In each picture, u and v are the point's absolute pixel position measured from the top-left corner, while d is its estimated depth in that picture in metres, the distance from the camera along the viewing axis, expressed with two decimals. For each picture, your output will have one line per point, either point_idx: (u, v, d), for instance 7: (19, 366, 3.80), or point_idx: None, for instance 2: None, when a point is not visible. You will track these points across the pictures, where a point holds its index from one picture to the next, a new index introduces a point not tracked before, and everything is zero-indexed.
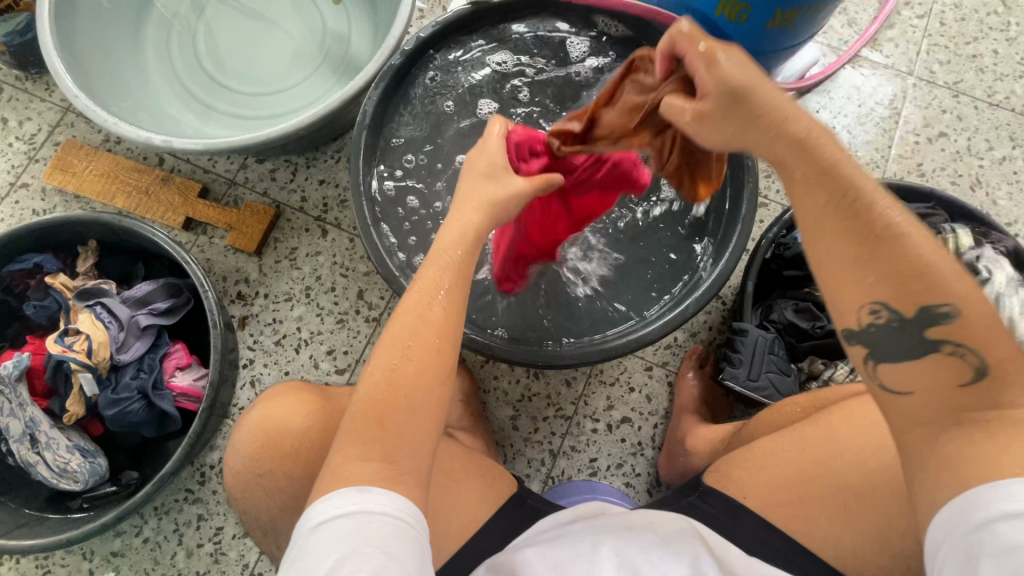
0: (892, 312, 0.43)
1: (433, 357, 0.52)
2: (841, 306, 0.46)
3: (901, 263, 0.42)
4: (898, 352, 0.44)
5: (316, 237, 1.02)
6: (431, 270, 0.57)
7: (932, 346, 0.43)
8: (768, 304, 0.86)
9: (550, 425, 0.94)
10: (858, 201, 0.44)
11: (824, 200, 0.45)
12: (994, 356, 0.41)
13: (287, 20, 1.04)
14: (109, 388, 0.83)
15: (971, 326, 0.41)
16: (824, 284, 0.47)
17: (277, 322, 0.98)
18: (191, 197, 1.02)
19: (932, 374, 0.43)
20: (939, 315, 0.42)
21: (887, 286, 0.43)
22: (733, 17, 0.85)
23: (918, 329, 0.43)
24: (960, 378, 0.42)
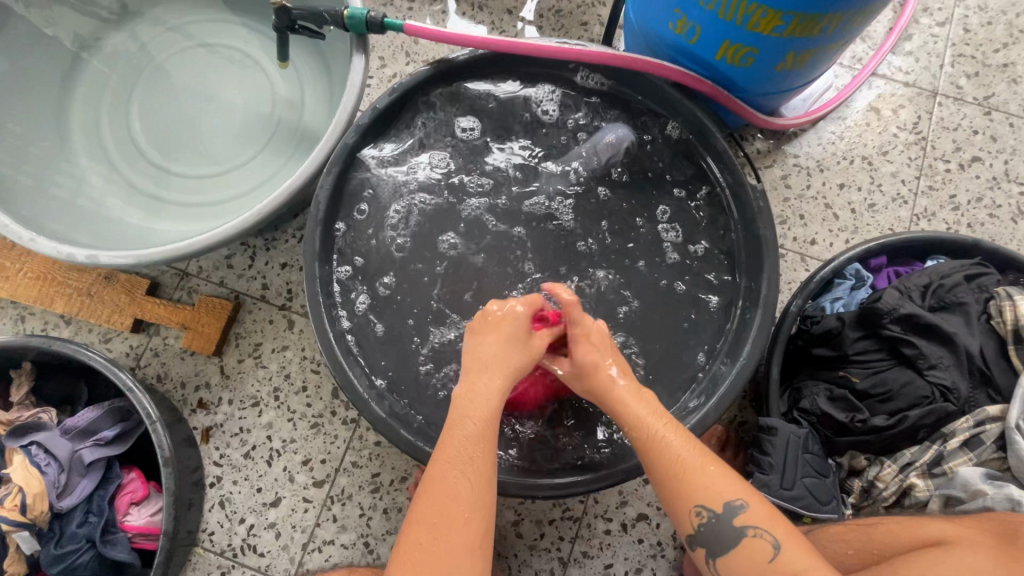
0: (712, 513, 0.56)
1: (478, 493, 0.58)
2: (678, 515, 0.58)
3: (705, 481, 0.57)
4: (721, 546, 0.56)
5: (281, 329, 0.91)
6: (470, 416, 0.62)
7: (740, 536, 0.55)
8: (797, 388, 0.75)
9: (558, 529, 0.84)
10: (678, 462, 0.58)
11: (661, 451, 0.59)
12: (778, 533, 0.54)
13: (233, 90, 0.94)
14: (51, 541, 0.73)
15: (756, 516, 0.55)
16: (665, 484, 0.58)
17: (244, 431, 0.88)
18: (139, 295, 0.91)
19: (751, 554, 0.54)
20: (735, 508, 0.56)
21: (698, 494, 0.56)
22: (734, 61, 0.73)
23: (728, 522, 0.55)
24: (765, 556, 0.54)
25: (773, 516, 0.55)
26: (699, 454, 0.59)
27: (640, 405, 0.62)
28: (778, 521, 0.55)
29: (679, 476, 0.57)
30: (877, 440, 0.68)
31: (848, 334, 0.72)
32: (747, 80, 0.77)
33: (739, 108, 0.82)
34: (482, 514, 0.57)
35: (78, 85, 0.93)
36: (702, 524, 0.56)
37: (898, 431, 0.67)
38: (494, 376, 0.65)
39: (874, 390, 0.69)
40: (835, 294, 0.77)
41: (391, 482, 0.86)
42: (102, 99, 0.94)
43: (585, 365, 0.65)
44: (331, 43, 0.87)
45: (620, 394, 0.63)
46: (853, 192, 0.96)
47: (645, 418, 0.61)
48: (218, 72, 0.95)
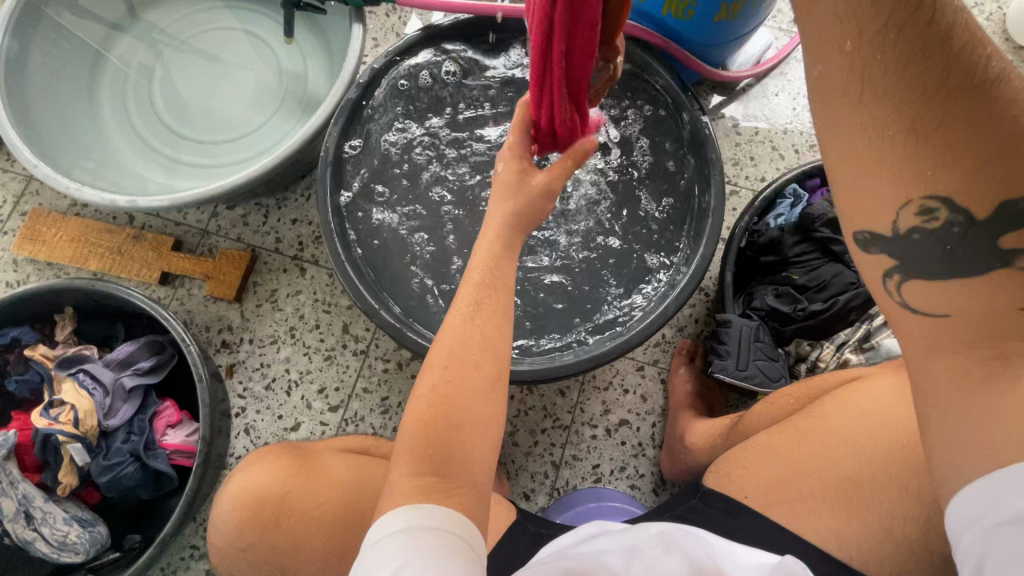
0: (953, 213, 0.36)
1: (472, 372, 0.57)
2: (882, 200, 0.38)
3: (996, 142, 0.34)
4: (939, 264, 0.38)
5: (294, 276, 1.02)
6: (457, 316, 0.60)
7: (997, 247, 0.36)
8: (749, 291, 0.86)
9: (550, 437, 0.94)
10: (980, 105, 0.33)
11: (960, 87, 0.34)
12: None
13: (243, 67, 1.05)
14: (100, 454, 0.82)
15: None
16: (934, 146, 0.35)
17: (265, 366, 0.98)
18: (165, 251, 1.01)
19: (990, 289, 0.36)
20: (1020, 214, 0.35)
21: (968, 175, 0.35)
22: (678, 15, 0.86)
23: (989, 230, 0.36)
24: (1017, 297, 0.36)
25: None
26: None
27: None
28: None
29: (967, 120, 0.34)
30: (815, 324, 0.80)
31: (787, 240, 0.84)
32: (691, 32, 0.90)
33: (688, 60, 0.95)
34: (495, 359, 0.59)
35: (104, 68, 1.04)
36: (925, 226, 0.37)
37: (832, 314, 0.79)
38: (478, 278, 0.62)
39: (811, 283, 0.81)
40: (777, 211, 0.89)
41: (399, 404, 0.96)
42: (126, 80, 1.05)
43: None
44: (330, 20, 1.00)
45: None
46: (796, 135, 1.09)
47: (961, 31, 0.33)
48: (230, 52, 1.06)
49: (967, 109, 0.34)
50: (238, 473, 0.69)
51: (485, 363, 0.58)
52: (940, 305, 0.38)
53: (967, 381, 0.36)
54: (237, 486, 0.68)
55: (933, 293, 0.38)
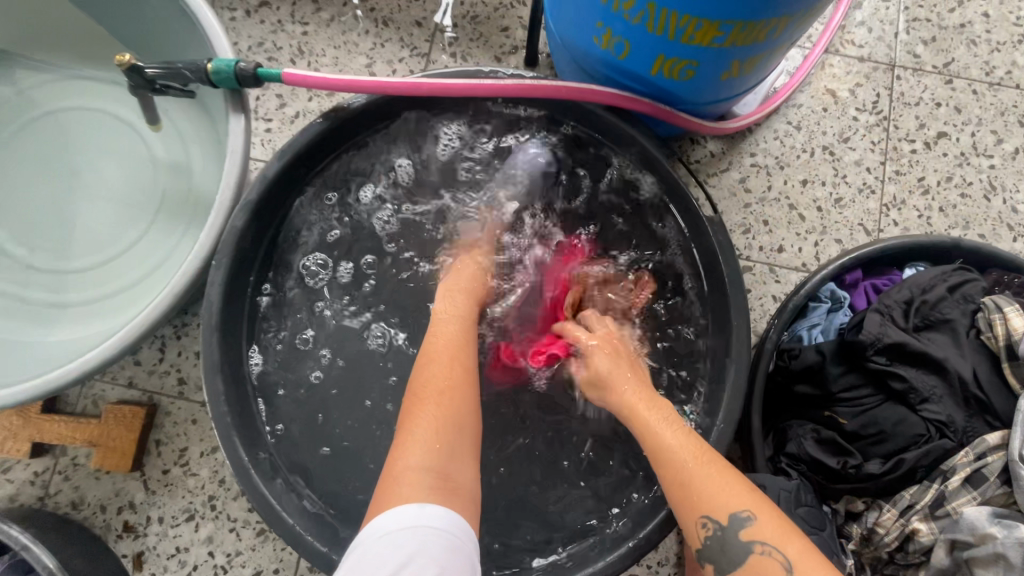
0: (717, 525, 0.51)
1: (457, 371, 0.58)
2: (685, 524, 0.53)
3: (705, 490, 0.52)
4: (727, 561, 0.51)
5: (208, 428, 0.81)
6: (438, 336, 0.62)
7: (745, 555, 0.49)
8: (782, 431, 0.68)
9: None
10: (680, 482, 0.53)
11: (676, 475, 0.54)
12: (789, 551, 0.48)
13: (106, 160, 0.80)
14: None
15: (765, 530, 0.49)
16: (676, 498, 0.54)
17: (181, 550, 0.78)
18: (32, 415, 0.78)
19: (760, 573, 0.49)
20: (743, 521, 0.50)
21: (702, 504, 0.52)
22: (673, 75, 0.63)
23: (733, 539, 0.50)
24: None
25: (783, 530, 0.50)
26: (721, 482, 0.52)
27: (652, 409, 0.60)
28: (790, 538, 0.49)
29: (681, 489, 0.53)
30: (873, 487, 0.62)
31: (830, 370, 0.65)
32: (690, 91, 0.67)
33: (685, 121, 0.73)
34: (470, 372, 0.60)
35: None
36: (710, 538, 0.51)
37: (895, 476, 0.61)
38: (454, 311, 0.65)
39: (864, 432, 0.63)
40: (811, 321, 0.69)
41: None
42: None
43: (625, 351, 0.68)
44: (209, 95, 0.74)
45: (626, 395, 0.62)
46: (817, 188, 0.88)
47: (674, 442, 0.56)
48: (84, 139, 0.80)
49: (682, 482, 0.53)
50: None
51: (460, 392, 0.57)
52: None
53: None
54: None
55: None
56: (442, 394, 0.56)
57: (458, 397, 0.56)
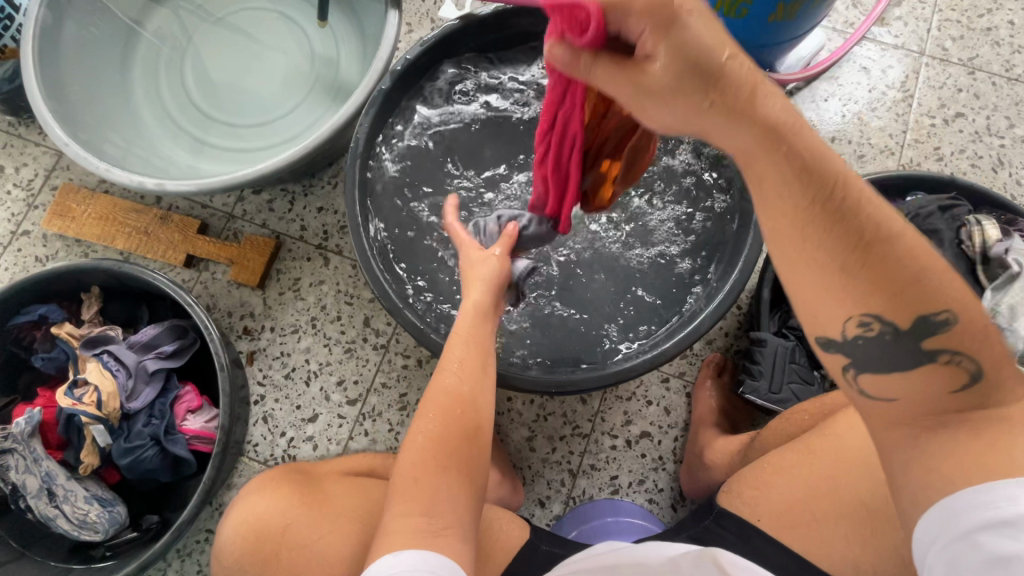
0: (888, 324, 0.41)
1: (468, 389, 0.66)
2: (845, 303, 0.41)
3: (892, 263, 0.40)
4: (883, 364, 0.42)
5: (318, 266, 1.01)
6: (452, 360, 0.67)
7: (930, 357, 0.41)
8: (786, 309, 0.83)
9: (568, 444, 0.92)
10: (875, 234, 0.40)
11: (846, 231, 0.40)
12: (983, 360, 0.40)
13: (276, 50, 1.03)
14: (121, 436, 0.82)
15: (967, 331, 0.40)
16: (856, 270, 0.40)
17: (285, 354, 0.97)
18: (190, 234, 1.00)
19: (925, 381, 0.41)
20: (936, 324, 0.40)
21: (885, 286, 0.40)
22: (730, 14, 0.82)
23: (915, 340, 0.41)
24: (949, 386, 0.41)
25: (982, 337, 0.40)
26: (923, 254, 0.40)
27: (835, 163, 0.41)
28: (996, 351, 0.41)
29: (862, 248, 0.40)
30: None
31: None
32: (743, 33, 0.85)
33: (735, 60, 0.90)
34: (468, 388, 0.66)
35: (136, 45, 1.02)
36: (867, 335, 0.42)
37: None
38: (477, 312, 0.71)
39: None
40: None
41: (418, 401, 0.95)
42: (158, 58, 1.04)
43: (693, 52, 0.41)
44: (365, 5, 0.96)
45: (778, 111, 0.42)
46: (843, 144, 1.03)
47: (852, 191, 0.41)
48: (263, 33, 1.04)
49: (873, 249, 0.40)
50: (244, 497, 0.69)
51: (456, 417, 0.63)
52: (885, 394, 0.43)
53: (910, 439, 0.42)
54: (239, 512, 0.67)
55: (881, 387, 0.43)
56: (436, 414, 0.63)
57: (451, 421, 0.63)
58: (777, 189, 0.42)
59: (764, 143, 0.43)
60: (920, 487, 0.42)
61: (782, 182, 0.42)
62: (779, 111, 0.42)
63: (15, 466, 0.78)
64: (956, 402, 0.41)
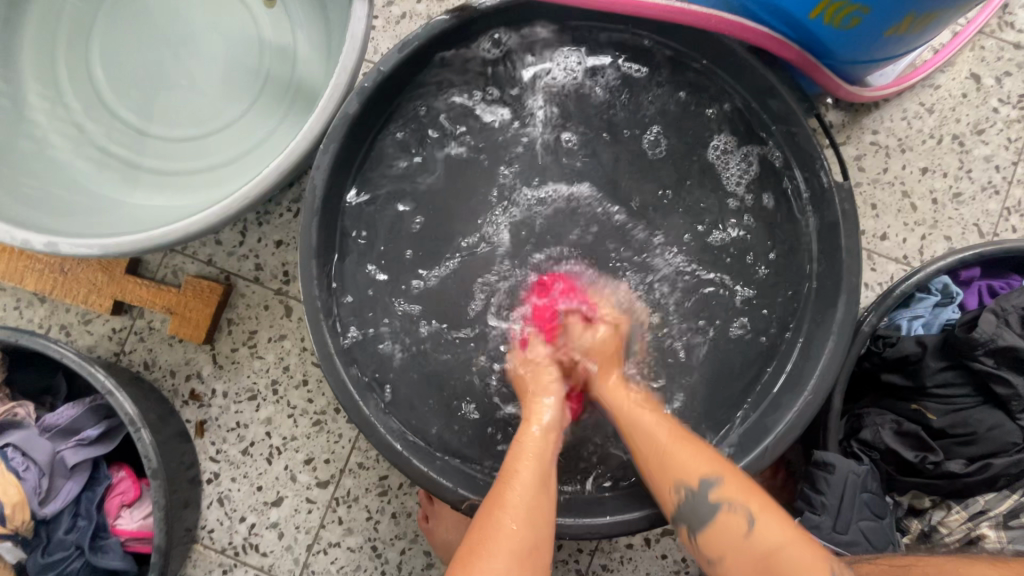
0: (689, 490, 0.52)
1: (523, 534, 0.50)
2: (659, 484, 0.54)
3: (680, 461, 0.54)
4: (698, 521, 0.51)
5: (278, 317, 0.82)
6: (529, 451, 0.57)
7: (714, 510, 0.51)
8: (859, 415, 0.66)
9: (576, 541, 0.79)
10: (654, 450, 0.56)
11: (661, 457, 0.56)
12: (751, 505, 0.50)
13: (211, 33, 0.78)
14: (39, 548, 0.68)
15: (732, 488, 0.52)
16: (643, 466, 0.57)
17: (241, 426, 0.81)
18: (117, 274, 0.81)
19: (724, 527, 0.50)
20: (708, 482, 0.52)
21: (676, 471, 0.53)
22: (833, 22, 0.58)
23: (704, 496, 0.52)
24: (740, 530, 0.49)
25: (750, 492, 0.51)
26: (694, 453, 0.54)
27: (648, 415, 0.59)
28: (762, 501, 0.51)
29: (659, 464, 0.55)
30: (948, 486, 0.61)
31: (928, 364, 0.62)
32: (843, 45, 0.62)
33: (823, 77, 0.67)
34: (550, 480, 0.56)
35: (24, 21, 0.77)
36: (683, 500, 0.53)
37: (976, 480, 0.59)
38: (540, 435, 0.59)
39: (953, 431, 0.60)
40: (914, 311, 0.66)
41: (400, 486, 0.80)
42: (55, 37, 0.78)
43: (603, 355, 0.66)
44: None
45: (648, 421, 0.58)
46: (937, 178, 0.82)
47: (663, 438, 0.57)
48: (192, 7, 0.78)
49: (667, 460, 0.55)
50: None
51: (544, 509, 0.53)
52: (715, 553, 0.50)
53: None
54: None
55: (709, 545, 0.51)
56: (525, 502, 0.52)
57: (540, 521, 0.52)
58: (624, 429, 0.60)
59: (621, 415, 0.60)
60: None
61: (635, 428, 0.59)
62: (620, 401, 0.61)
63: None
64: (756, 547, 0.48)
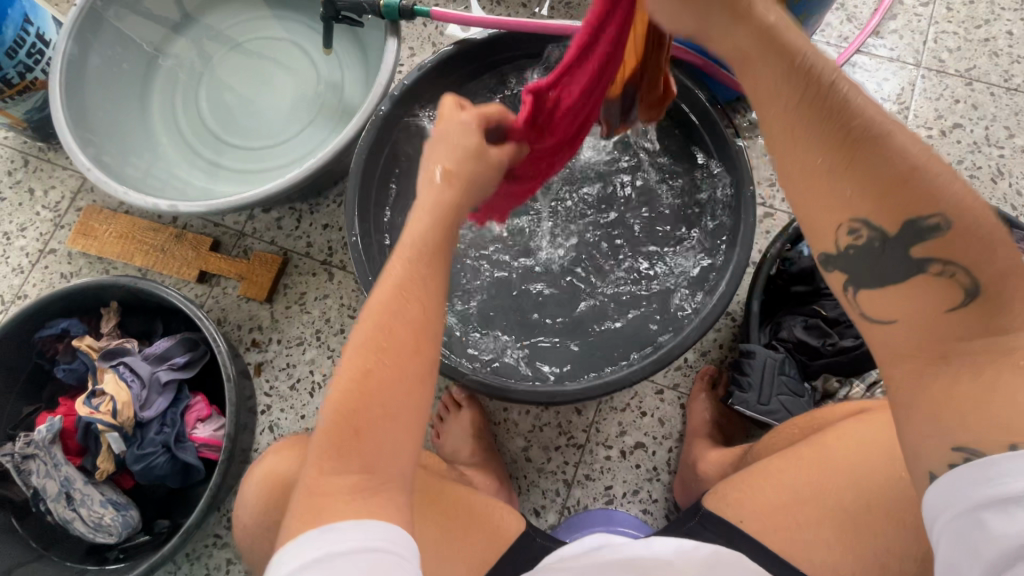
0: (872, 227, 0.42)
1: (418, 354, 0.48)
2: (820, 220, 0.44)
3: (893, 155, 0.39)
4: (874, 277, 0.43)
5: (323, 280, 1.05)
6: (396, 277, 0.51)
7: (918, 264, 0.41)
8: (777, 320, 0.83)
9: (563, 455, 0.93)
10: (857, 147, 0.40)
11: (874, 174, 0.40)
12: (989, 269, 0.38)
13: (284, 77, 1.09)
14: (135, 444, 0.87)
15: (961, 229, 0.39)
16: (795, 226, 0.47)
17: (291, 366, 1.01)
18: (203, 251, 1.05)
19: (918, 291, 0.41)
20: (925, 228, 0.40)
21: (864, 199, 0.41)
22: None
23: (917, 224, 0.40)
24: (948, 301, 0.39)
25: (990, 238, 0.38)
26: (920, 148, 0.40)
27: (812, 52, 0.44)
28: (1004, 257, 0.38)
29: (848, 144, 0.41)
30: (845, 360, 0.78)
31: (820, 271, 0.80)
32: None
33: (723, 77, 0.92)
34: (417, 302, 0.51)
35: (157, 75, 1.09)
36: (855, 243, 0.43)
37: (864, 351, 0.76)
38: (408, 260, 0.52)
39: (842, 318, 0.79)
40: None
41: None
42: (176, 87, 1.10)
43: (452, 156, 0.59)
44: (367, 32, 1.01)
45: (766, 75, 0.45)
46: None
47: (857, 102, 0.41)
48: (273, 62, 1.10)
49: (857, 149, 0.40)
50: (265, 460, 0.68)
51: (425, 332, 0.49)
52: (889, 314, 0.42)
53: (936, 380, 0.40)
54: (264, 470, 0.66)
55: (876, 304, 0.43)
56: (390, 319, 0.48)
57: (412, 337, 0.49)
58: (772, 134, 0.45)
59: (763, 48, 0.45)
60: (912, 420, 0.41)
61: (784, 93, 0.44)
62: (789, 36, 0.45)
63: (36, 471, 0.82)
64: (970, 313, 0.39)
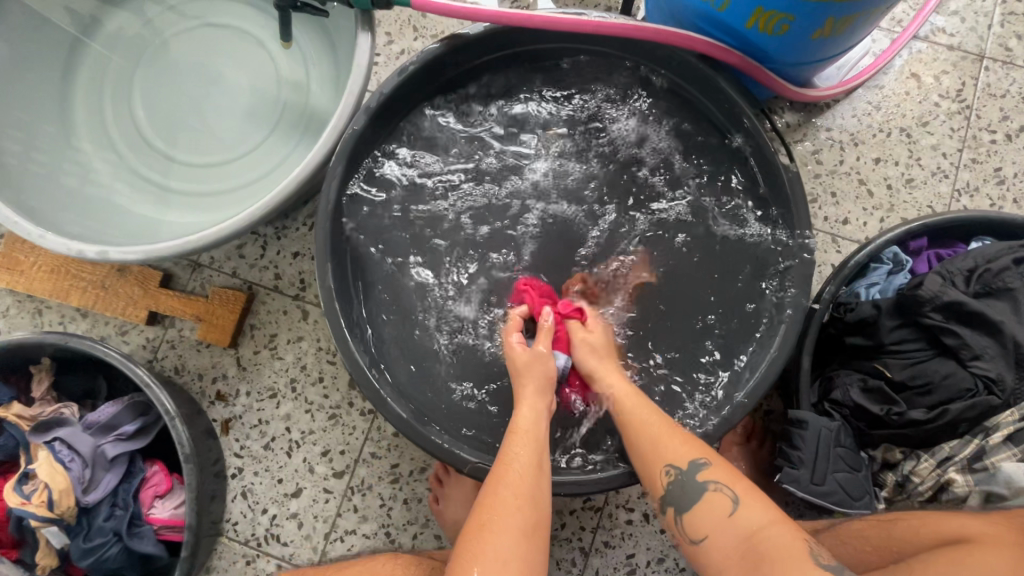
0: (678, 470, 0.58)
1: (524, 513, 0.56)
2: (651, 473, 0.60)
3: (663, 442, 0.61)
4: (690, 508, 0.56)
5: (296, 320, 0.90)
6: (518, 453, 0.61)
7: (703, 489, 0.56)
8: (829, 378, 0.72)
9: (579, 520, 0.83)
10: (653, 442, 0.61)
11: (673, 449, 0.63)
12: (736, 488, 0.55)
13: (236, 74, 0.90)
14: (80, 534, 0.74)
15: (717, 470, 0.57)
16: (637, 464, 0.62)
17: (264, 422, 0.88)
18: (152, 288, 0.90)
19: (709, 511, 0.55)
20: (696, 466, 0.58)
21: (661, 455, 0.60)
22: (767, 29, 0.68)
23: (692, 478, 0.57)
24: (726, 511, 0.54)
25: (734, 476, 0.57)
26: (684, 439, 0.60)
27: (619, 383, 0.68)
28: (740, 482, 0.56)
29: (641, 434, 0.63)
30: (914, 434, 0.66)
31: (884, 323, 0.68)
32: (778, 49, 0.72)
33: (767, 79, 0.77)
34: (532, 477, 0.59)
35: (77, 72, 0.89)
36: (670, 483, 0.58)
37: (938, 425, 0.64)
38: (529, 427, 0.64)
39: (912, 382, 0.66)
40: (870, 279, 0.72)
41: (411, 472, 0.86)
42: (103, 86, 0.90)
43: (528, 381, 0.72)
44: (334, 19, 0.83)
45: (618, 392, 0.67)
46: (889, 167, 0.90)
47: (625, 397, 0.67)
48: (221, 55, 0.91)
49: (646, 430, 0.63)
50: None
51: (534, 494, 0.58)
52: (700, 533, 0.55)
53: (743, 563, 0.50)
54: None
55: (695, 523, 0.55)
56: (517, 491, 0.57)
57: (522, 511, 0.56)
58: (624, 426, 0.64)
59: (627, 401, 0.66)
60: None
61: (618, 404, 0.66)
62: (613, 381, 0.68)
63: None
64: (740, 527, 0.52)
